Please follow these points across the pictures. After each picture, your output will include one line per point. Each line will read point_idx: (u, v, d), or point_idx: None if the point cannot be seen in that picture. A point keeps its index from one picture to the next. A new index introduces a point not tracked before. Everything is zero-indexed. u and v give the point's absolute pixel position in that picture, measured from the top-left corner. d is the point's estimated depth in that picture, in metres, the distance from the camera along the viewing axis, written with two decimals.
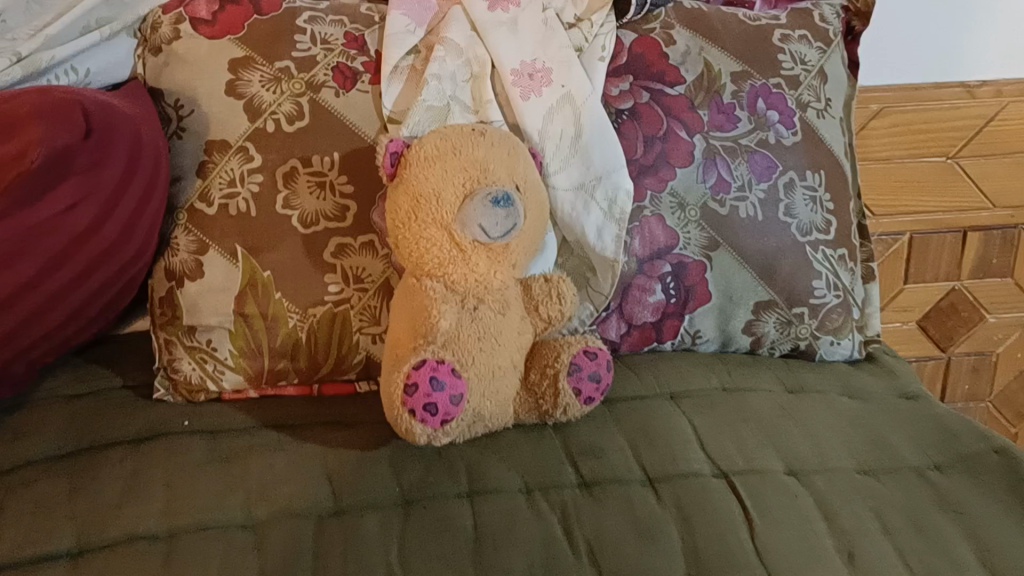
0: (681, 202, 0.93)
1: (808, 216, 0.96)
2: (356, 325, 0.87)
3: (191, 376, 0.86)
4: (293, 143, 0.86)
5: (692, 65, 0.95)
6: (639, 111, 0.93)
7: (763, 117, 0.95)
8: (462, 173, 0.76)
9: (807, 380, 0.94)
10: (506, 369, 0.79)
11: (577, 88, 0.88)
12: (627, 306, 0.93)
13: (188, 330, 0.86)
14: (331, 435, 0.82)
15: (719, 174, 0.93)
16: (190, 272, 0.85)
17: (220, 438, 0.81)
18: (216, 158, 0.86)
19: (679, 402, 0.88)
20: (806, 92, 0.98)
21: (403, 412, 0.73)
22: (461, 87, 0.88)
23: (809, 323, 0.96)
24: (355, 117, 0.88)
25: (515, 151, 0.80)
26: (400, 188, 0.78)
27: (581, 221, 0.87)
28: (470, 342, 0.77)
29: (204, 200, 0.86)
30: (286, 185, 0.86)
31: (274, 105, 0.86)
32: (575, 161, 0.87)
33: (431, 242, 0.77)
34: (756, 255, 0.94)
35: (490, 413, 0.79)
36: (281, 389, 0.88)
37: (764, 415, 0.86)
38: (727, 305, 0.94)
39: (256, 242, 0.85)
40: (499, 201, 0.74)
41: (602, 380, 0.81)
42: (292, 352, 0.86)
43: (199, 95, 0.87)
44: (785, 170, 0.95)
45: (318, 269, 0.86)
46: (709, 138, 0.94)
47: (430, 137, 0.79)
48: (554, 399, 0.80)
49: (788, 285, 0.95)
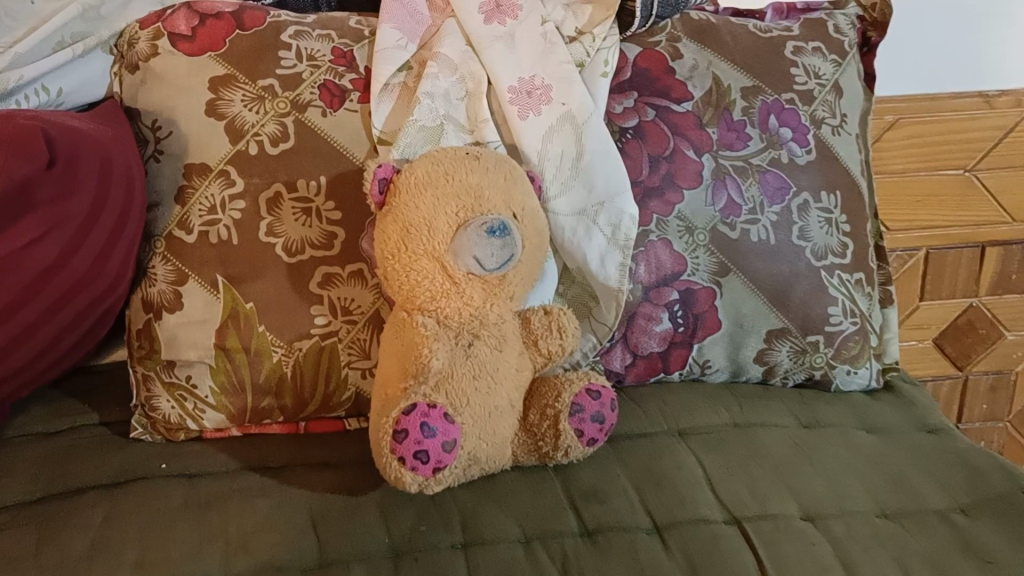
0: (688, 226, 0.88)
1: (822, 239, 0.91)
2: (345, 359, 0.82)
3: (170, 415, 0.81)
4: (278, 166, 0.81)
5: (700, 80, 0.90)
6: (644, 129, 0.88)
7: (775, 135, 0.91)
8: (455, 200, 0.71)
9: (824, 414, 0.89)
10: (503, 409, 0.74)
11: (579, 107, 0.82)
12: (632, 335, 0.88)
13: (167, 365, 0.81)
14: (317, 478, 0.77)
15: (729, 196, 0.88)
16: (169, 304, 0.80)
17: (198, 481, 0.76)
18: (195, 183, 0.81)
19: (687, 440, 0.83)
20: (820, 108, 0.93)
21: (392, 459, 0.68)
22: (455, 105, 0.83)
23: (824, 352, 0.91)
24: (344, 138, 0.83)
25: (511, 177, 0.75)
26: (389, 217, 0.72)
27: (583, 247, 0.82)
28: (464, 382, 0.71)
29: (183, 227, 0.81)
30: (270, 211, 0.81)
31: (258, 126, 0.81)
32: (576, 184, 0.82)
33: (422, 275, 0.72)
34: (767, 280, 0.89)
35: (487, 456, 0.74)
36: (265, 427, 0.84)
37: (777, 453, 0.81)
38: (738, 334, 0.89)
39: (238, 271, 0.80)
40: (496, 230, 0.69)
41: (606, 421, 0.76)
42: (277, 388, 0.81)
43: (177, 116, 0.82)
44: (798, 191, 0.90)
45: (304, 300, 0.81)
46: (718, 157, 0.89)
47: (421, 163, 0.74)
48: (555, 440, 0.75)
49: (802, 312, 0.90)
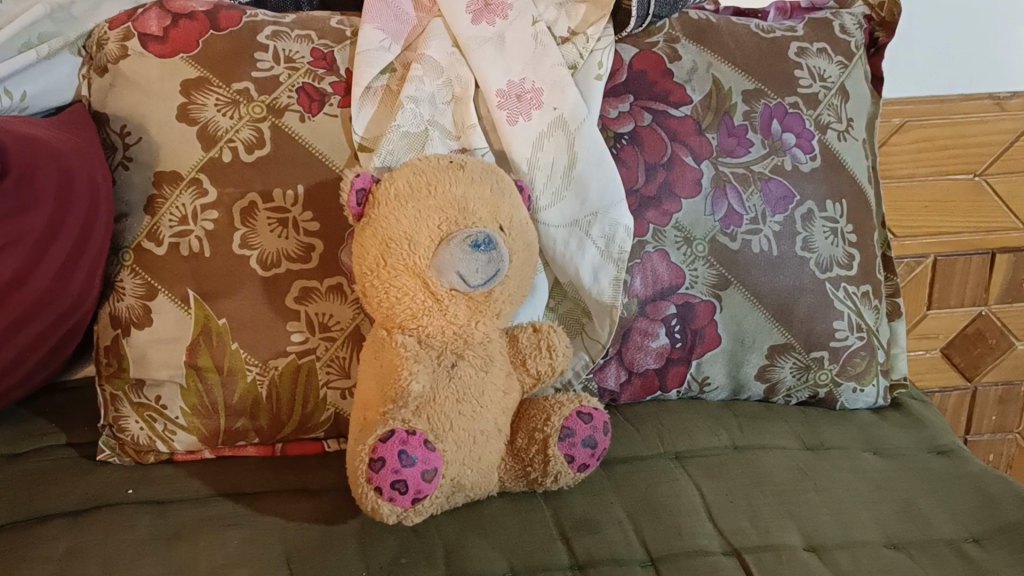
0: (687, 237, 0.83)
1: (828, 250, 0.86)
2: (324, 378, 0.78)
3: (139, 436, 0.76)
4: (253, 175, 0.77)
5: (699, 83, 0.85)
6: (640, 135, 0.83)
7: (778, 141, 0.86)
8: (438, 213, 0.67)
9: (828, 435, 0.85)
10: (489, 433, 0.70)
11: (571, 112, 0.78)
12: (628, 352, 0.83)
13: (135, 384, 0.76)
14: (293, 506, 0.72)
15: (729, 206, 0.84)
16: (138, 320, 0.76)
17: (167, 508, 0.72)
18: (166, 192, 0.77)
19: (685, 464, 0.79)
20: (826, 112, 0.89)
21: (368, 489, 0.63)
22: (440, 110, 0.79)
23: (829, 368, 0.87)
24: (323, 145, 0.79)
25: (498, 187, 0.70)
26: (367, 230, 0.68)
27: (575, 261, 0.78)
28: (446, 405, 0.67)
29: (153, 238, 0.76)
30: (245, 222, 0.76)
31: (232, 131, 0.77)
32: (568, 194, 0.78)
33: (403, 291, 0.67)
34: (770, 294, 0.84)
35: (472, 483, 0.70)
36: (240, 449, 0.80)
37: (780, 478, 0.77)
38: (739, 350, 0.85)
39: (211, 287, 0.76)
40: (481, 244, 0.65)
41: (598, 445, 0.72)
42: (251, 409, 0.77)
43: (148, 121, 0.77)
44: (802, 200, 0.86)
45: (281, 316, 0.77)
46: (718, 164, 0.84)
47: (402, 172, 0.69)
48: (543, 466, 0.71)
49: (806, 327, 0.85)
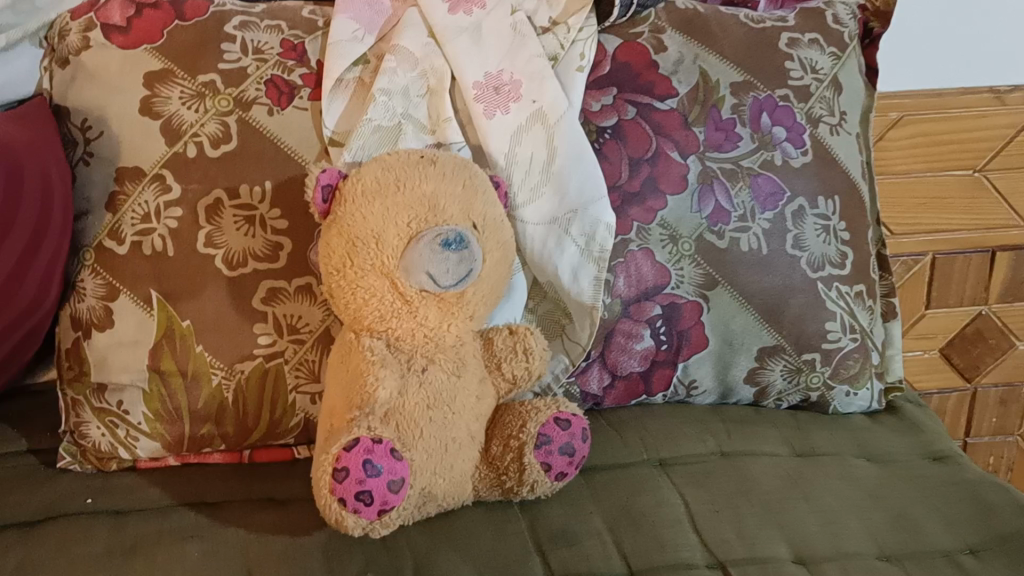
0: (672, 235, 0.80)
1: (819, 247, 0.83)
2: (292, 383, 0.75)
3: (100, 443, 0.73)
4: (218, 171, 0.74)
5: (685, 75, 0.82)
6: (624, 129, 0.80)
7: (767, 135, 0.83)
8: (406, 211, 0.63)
9: (820, 441, 0.82)
10: (462, 440, 0.67)
11: (551, 105, 0.75)
12: (611, 354, 0.80)
13: (97, 388, 0.73)
14: (258, 517, 0.69)
15: (717, 202, 0.81)
16: (99, 322, 0.73)
17: (126, 519, 0.69)
18: (128, 189, 0.73)
19: (669, 471, 0.76)
20: (818, 105, 0.85)
21: (332, 501, 0.60)
22: (414, 104, 0.76)
23: (822, 371, 0.84)
24: (291, 138, 0.75)
25: (471, 184, 0.67)
26: (333, 229, 0.65)
27: (555, 260, 0.75)
28: (415, 411, 0.64)
29: (114, 237, 0.73)
30: (209, 220, 0.73)
31: (197, 125, 0.74)
32: (547, 190, 0.75)
33: (369, 293, 0.64)
34: (760, 294, 0.81)
35: (444, 493, 0.67)
36: (205, 456, 0.76)
37: (768, 486, 0.74)
38: (727, 352, 0.82)
39: (174, 288, 0.73)
40: (452, 243, 0.62)
41: (576, 453, 0.68)
42: (217, 415, 0.74)
43: (110, 115, 0.74)
44: (793, 196, 0.83)
45: (247, 318, 0.74)
46: (705, 159, 0.81)
47: (370, 167, 0.66)
48: (519, 475, 0.68)
49: (797, 328, 0.82)
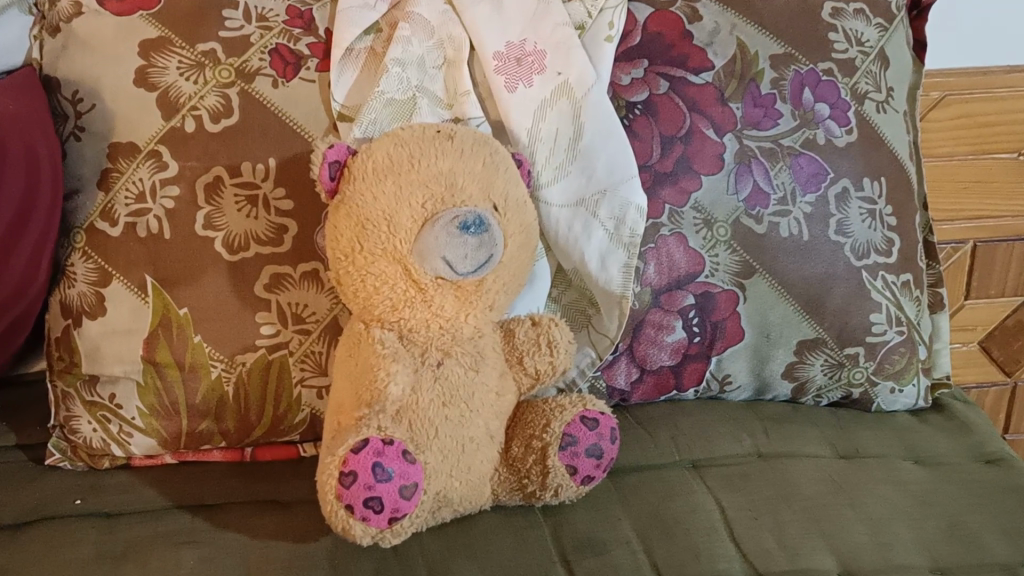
0: (707, 219, 0.74)
1: (864, 233, 0.77)
2: (297, 376, 0.70)
3: (92, 439, 0.69)
4: (219, 147, 0.68)
5: (722, 47, 0.76)
6: (655, 105, 0.74)
7: (810, 112, 0.77)
8: (421, 190, 0.58)
9: (863, 441, 0.76)
10: (480, 440, 0.62)
11: (578, 76, 0.69)
12: (640, 347, 0.75)
13: (88, 380, 0.68)
14: (259, 520, 0.64)
15: (755, 183, 0.75)
16: (91, 309, 0.67)
17: (118, 522, 0.64)
18: (122, 166, 0.68)
19: (702, 474, 0.70)
20: (863, 80, 0.79)
21: (338, 508, 0.55)
22: (430, 76, 0.70)
23: (865, 366, 0.78)
24: (298, 112, 0.70)
25: (492, 161, 0.61)
26: (341, 210, 0.59)
27: (581, 246, 0.69)
28: (429, 410, 0.59)
29: (107, 217, 0.68)
30: (209, 200, 0.68)
31: (196, 98, 0.68)
32: (573, 169, 0.69)
33: (380, 280, 0.59)
34: (800, 284, 0.76)
35: (461, 497, 0.62)
36: (205, 454, 0.71)
37: (809, 492, 0.68)
38: (764, 345, 0.76)
39: (171, 273, 0.68)
40: (470, 225, 0.56)
41: (605, 455, 0.62)
42: (216, 410, 0.69)
43: (103, 86, 0.68)
44: (837, 177, 0.77)
45: (249, 306, 0.68)
46: (743, 137, 0.75)
47: (381, 143, 0.60)
48: (542, 479, 0.62)
49: (839, 320, 0.77)
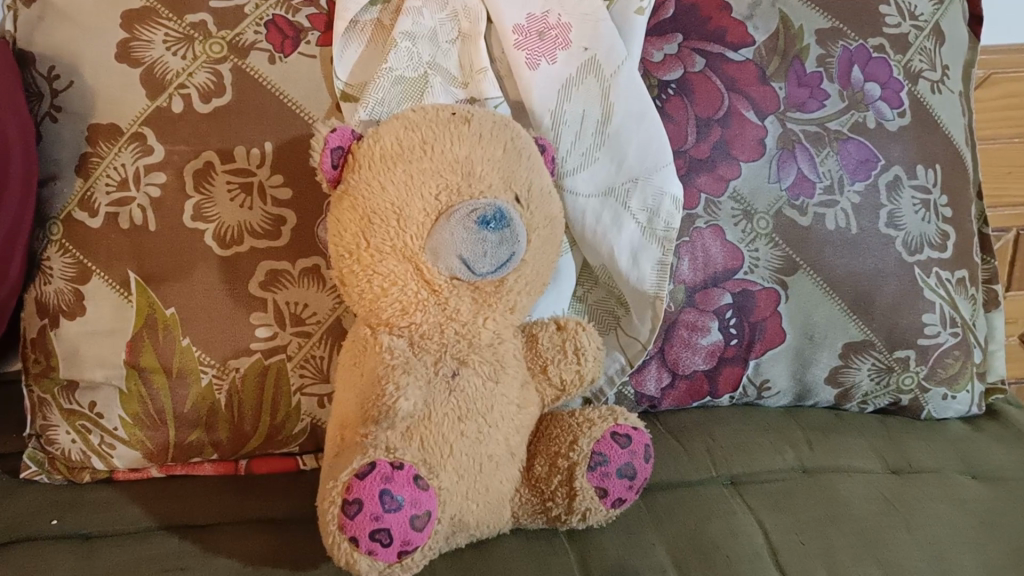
0: (746, 210, 0.68)
1: (917, 226, 0.71)
2: (296, 383, 0.63)
3: (70, 451, 0.62)
4: (209, 129, 0.62)
5: (763, 20, 0.69)
6: (690, 83, 0.67)
7: (859, 92, 0.70)
8: (435, 179, 0.51)
9: (914, 453, 0.70)
10: (500, 458, 0.55)
11: (607, 52, 0.62)
12: (672, 350, 0.68)
13: (66, 386, 0.62)
14: (253, 543, 0.58)
15: (799, 170, 0.68)
16: (68, 309, 0.61)
17: (97, 544, 0.57)
18: (102, 150, 0.61)
19: (742, 492, 0.64)
20: (917, 57, 0.72)
21: (341, 540, 0.48)
22: (443, 51, 0.63)
23: (915, 371, 0.72)
24: (297, 91, 0.63)
25: (514, 147, 0.55)
26: (345, 201, 0.53)
27: (610, 240, 0.62)
28: (443, 426, 0.53)
29: (85, 207, 0.61)
30: (198, 187, 0.61)
31: (185, 75, 0.62)
32: (601, 156, 0.62)
33: (388, 280, 0.52)
34: (847, 281, 0.69)
35: (477, 521, 0.55)
36: (195, 467, 0.65)
37: (860, 512, 0.62)
38: (807, 348, 0.70)
39: (157, 269, 0.61)
40: (490, 220, 0.50)
41: (638, 475, 0.56)
42: (207, 420, 0.62)
43: (82, 61, 0.61)
44: (888, 165, 0.70)
45: (243, 305, 0.62)
46: (786, 120, 0.68)
47: (390, 127, 0.53)
48: (568, 502, 0.56)
49: (889, 320, 0.70)
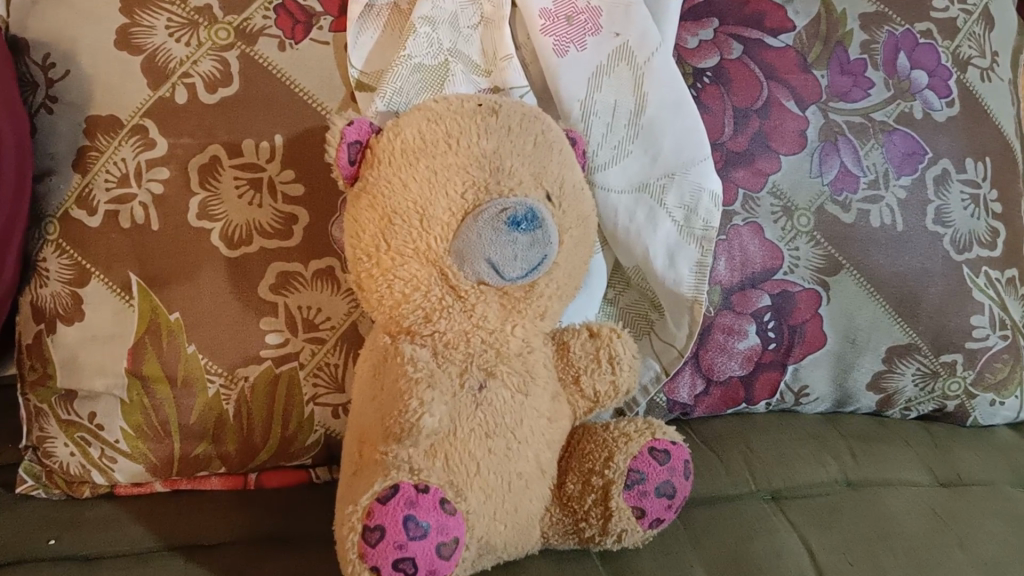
0: (786, 206, 0.63)
1: (966, 223, 0.67)
2: (309, 393, 0.59)
3: (69, 464, 0.59)
4: (215, 121, 0.58)
5: (804, 4, 0.65)
6: (726, 72, 0.63)
7: (905, 81, 0.66)
8: (460, 176, 0.47)
9: (962, 463, 0.66)
10: (530, 476, 0.52)
11: (641, 38, 0.58)
12: (706, 355, 0.64)
13: (64, 396, 0.58)
14: (263, 565, 0.54)
15: (842, 164, 0.64)
16: (66, 313, 0.57)
17: (97, 567, 0.54)
18: (101, 144, 0.57)
19: (784, 508, 0.60)
20: (966, 43, 0.68)
21: (361, 570, 0.45)
22: (465, 37, 0.59)
23: (962, 376, 0.68)
24: (310, 80, 0.59)
25: (545, 140, 0.50)
26: (362, 199, 0.49)
27: (644, 238, 0.58)
28: (469, 442, 0.49)
29: (84, 205, 0.57)
30: (204, 184, 0.57)
31: (189, 63, 0.58)
32: (634, 148, 0.58)
33: (410, 285, 0.48)
34: (892, 281, 0.65)
35: (505, 543, 0.51)
36: (202, 481, 0.62)
37: (910, 529, 0.58)
38: (849, 352, 0.66)
39: (161, 271, 0.57)
40: (520, 220, 0.46)
41: (677, 494, 0.52)
42: (214, 432, 0.59)
43: (79, 48, 0.57)
44: (936, 158, 0.66)
45: (252, 310, 0.58)
46: (829, 110, 0.64)
47: (411, 119, 0.49)
48: (603, 523, 0.52)
49: (936, 323, 0.66)
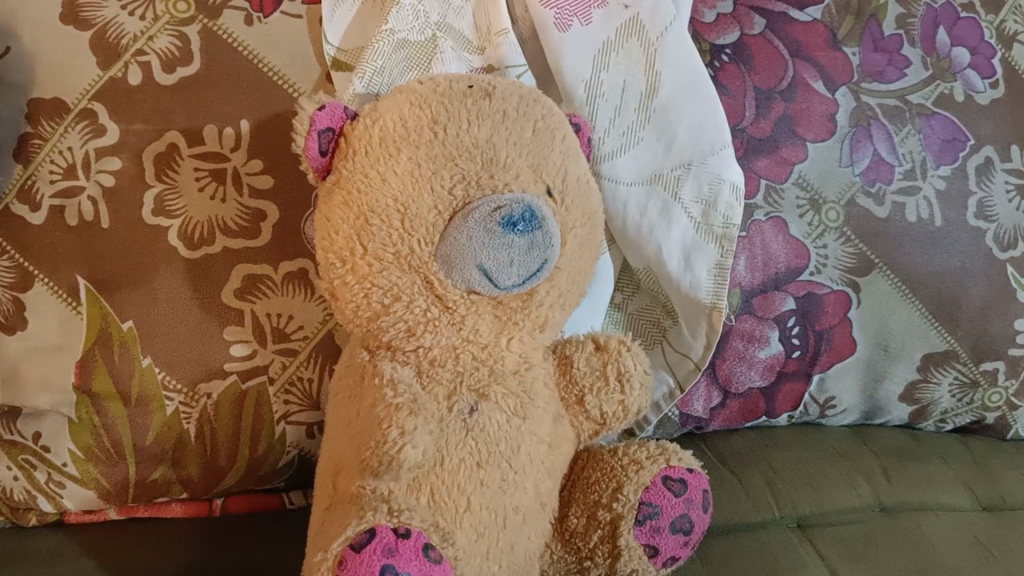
0: (813, 199, 0.57)
1: (1012, 217, 0.60)
2: (280, 410, 0.53)
3: (12, 490, 0.52)
4: (173, 103, 0.51)
5: None
6: (748, 47, 0.56)
7: (945, 59, 0.60)
8: (447, 169, 0.41)
9: (1008, 484, 0.60)
10: (528, 510, 0.45)
11: (654, 10, 0.51)
12: (724, 365, 0.58)
13: (6, 414, 0.51)
14: None
15: (876, 151, 0.58)
16: (7, 321, 0.50)
17: None
18: (44, 129, 0.50)
19: (812, 538, 0.54)
20: (1011, 17, 0.62)
21: None
22: (456, 9, 0.52)
23: (1004, 385, 0.62)
24: (280, 57, 0.52)
25: (546, 127, 0.44)
26: (336, 195, 0.42)
27: (656, 237, 0.52)
28: (458, 474, 0.42)
29: (24, 199, 0.50)
30: (160, 176, 0.51)
31: (144, 38, 0.51)
32: (646, 135, 0.52)
33: (389, 294, 0.42)
34: (929, 282, 0.59)
35: None
36: (162, 509, 0.56)
37: (953, 563, 0.52)
38: (881, 360, 0.59)
39: (111, 275, 0.50)
40: (517, 222, 0.40)
41: (695, 529, 0.46)
42: (174, 455, 0.53)
43: (18, 21, 0.50)
44: (978, 145, 0.60)
45: (215, 318, 0.52)
46: (861, 91, 0.58)
47: (392, 102, 0.43)
48: (611, 562, 0.47)
49: (976, 328, 0.60)
